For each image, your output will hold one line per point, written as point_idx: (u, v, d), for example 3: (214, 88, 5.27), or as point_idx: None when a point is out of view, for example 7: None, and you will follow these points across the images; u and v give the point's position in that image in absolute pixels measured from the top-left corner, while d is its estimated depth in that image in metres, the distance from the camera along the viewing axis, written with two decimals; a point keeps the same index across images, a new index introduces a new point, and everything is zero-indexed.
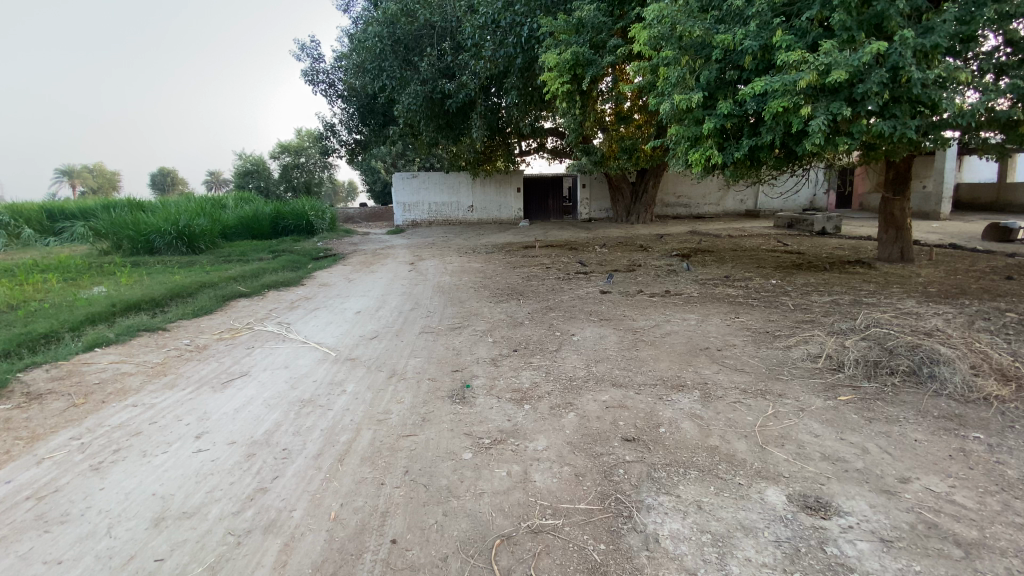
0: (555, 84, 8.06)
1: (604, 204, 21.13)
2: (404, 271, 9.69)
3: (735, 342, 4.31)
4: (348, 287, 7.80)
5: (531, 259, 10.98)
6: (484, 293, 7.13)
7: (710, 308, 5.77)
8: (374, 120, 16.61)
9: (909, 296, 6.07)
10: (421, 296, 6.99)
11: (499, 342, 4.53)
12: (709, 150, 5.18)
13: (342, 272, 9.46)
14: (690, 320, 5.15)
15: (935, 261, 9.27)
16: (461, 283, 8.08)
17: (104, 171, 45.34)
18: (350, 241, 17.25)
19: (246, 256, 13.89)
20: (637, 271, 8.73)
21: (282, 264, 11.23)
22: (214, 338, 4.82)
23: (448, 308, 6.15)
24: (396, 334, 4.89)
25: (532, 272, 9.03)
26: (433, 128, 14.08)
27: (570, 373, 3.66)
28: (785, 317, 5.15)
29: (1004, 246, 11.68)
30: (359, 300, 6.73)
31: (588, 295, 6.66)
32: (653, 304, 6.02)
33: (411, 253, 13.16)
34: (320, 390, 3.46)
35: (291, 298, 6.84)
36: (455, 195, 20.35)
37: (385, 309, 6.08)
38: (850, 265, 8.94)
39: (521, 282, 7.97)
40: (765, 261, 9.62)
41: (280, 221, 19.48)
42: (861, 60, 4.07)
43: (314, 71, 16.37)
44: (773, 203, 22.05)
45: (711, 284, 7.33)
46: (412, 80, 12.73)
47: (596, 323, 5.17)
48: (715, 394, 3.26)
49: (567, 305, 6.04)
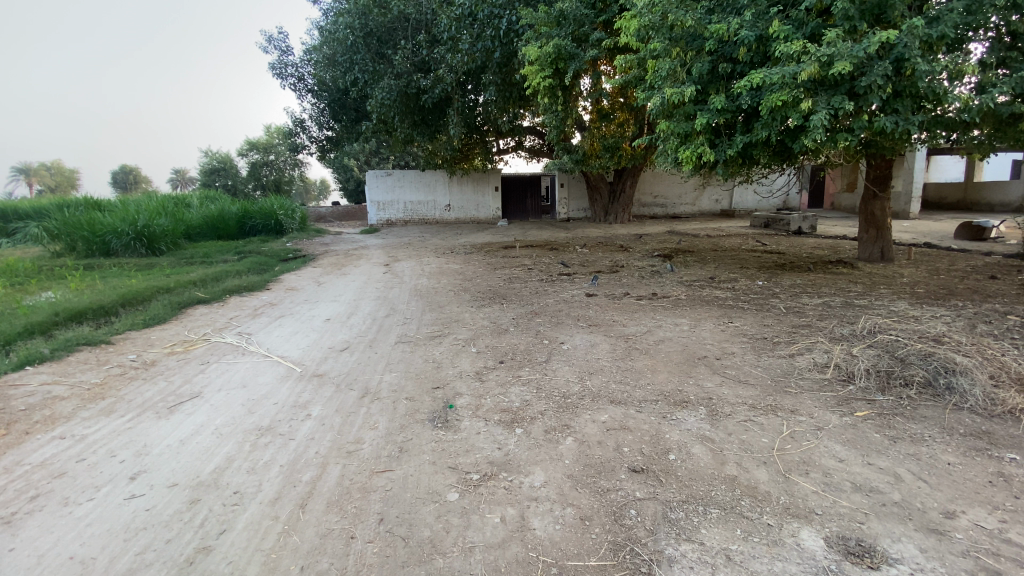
0: (536, 78, 7.70)
1: (583, 203, 20.95)
2: (379, 274, 9.23)
3: (734, 350, 4.06)
4: (318, 291, 7.32)
5: (511, 260, 10.64)
6: (464, 297, 6.77)
7: (701, 311, 5.54)
8: (345, 115, 16.15)
9: (900, 297, 5.97)
10: (397, 300, 6.58)
11: (484, 352, 4.19)
12: (700, 148, 4.93)
13: (313, 274, 8.95)
14: (683, 325, 4.88)
15: (914, 260, 9.32)
16: (439, 286, 7.69)
17: (60, 168, 43.18)
18: (321, 242, 16.60)
19: (210, 258, 13.16)
20: (621, 272, 8.48)
21: (248, 266, 10.63)
22: (165, 352, 4.32)
23: (426, 313, 5.76)
24: (370, 344, 4.50)
25: (513, 274, 8.69)
26: (408, 125, 13.60)
27: (564, 387, 3.34)
28: (780, 321, 4.94)
29: (976, 245, 11.89)
30: (329, 306, 6.27)
31: (573, 298, 6.36)
32: (642, 308, 5.75)
33: (387, 254, 12.67)
34: (281, 414, 3.06)
35: (255, 304, 6.33)
36: (431, 193, 19.87)
37: (358, 316, 5.65)
38: (832, 265, 8.89)
39: (502, 285, 7.63)
40: (748, 261, 9.51)
41: (247, 221, 18.67)
42: (864, 52, 3.89)
43: (283, 64, 15.66)
44: (748, 203, 22.25)
45: (697, 285, 7.13)
46: (386, 74, 12.24)
47: (585, 330, 4.86)
48: (722, 410, 2.98)
49: (552, 310, 5.72)
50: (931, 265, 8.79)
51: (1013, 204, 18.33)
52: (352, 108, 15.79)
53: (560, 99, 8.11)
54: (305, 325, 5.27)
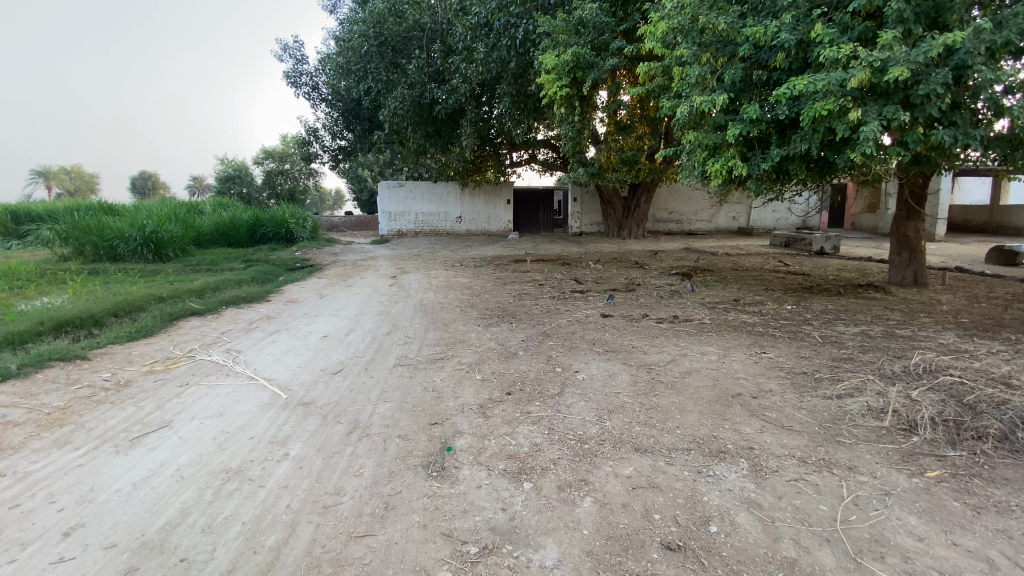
0: (552, 87, 7.36)
1: (596, 218, 20.57)
2: (385, 286, 8.90)
3: (770, 387, 3.61)
4: (319, 304, 6.97)
5: (521, 275, 10.27)
6: (471, 314, 6.38)
7: (728, 338, 5.10)
8: (359, 124, 16.04)
9: (945, 328, 5.47)
10: (401, 316, 6.21)
11: (489, 380, 3.78)
12: (732, 160, 4.53)
13: (316, 286, 8.63)
14: (710, 355, 4.44)
15: (949, 286, 8.78)
16: (446, 302, 7.32)
17: (82, 172, 43.91)
18: (330, 251, 16.38)
19: (216, 265, 12.96)
20: (638, 291, 8.05)
21: (252, 276, 10.36)
22: (143, 371, 3.97)
23: (431, 332, 5.38)
24: (366, 367, 4.11)
25: (524, 290, 8.31)
26: (421, 135, 13.38)
27: (581, 428, 2.92)
28: (818, 352, 4.47)
29: (1011, 270, 11.29)
30: (328, 321, 5.92)
31: (587, 319, 5.95)
32: (662, 333, 5.32)
33: (395, 265, 12.35)
34: (255, 452, 2.67)
35: (251, 318, 5.99)
36: (442, 205, 19.64)
37: (356, 333, 5.29)
38: (863, 290, 8.37)
39: (512, 302, 7.23)
40: (772, 283, 9.02)
41: (258, 229, 18.56)
42: (922, 57, 3.48)
43: (297, 73, 15.60)
44: (766, 221, 21.70)
45: (720, 308, 6.68)
46: (399, 84, 12.05)
47: (602, 357, 4.43)
48: (767, 465, 2.55)
49: (566, 332, 5.31)
50: (970, 292, 8.24)
51: None
52: (365, 116, 15.68)
53: (576, 110, 7.77)
54: (300, 343, 4.91)
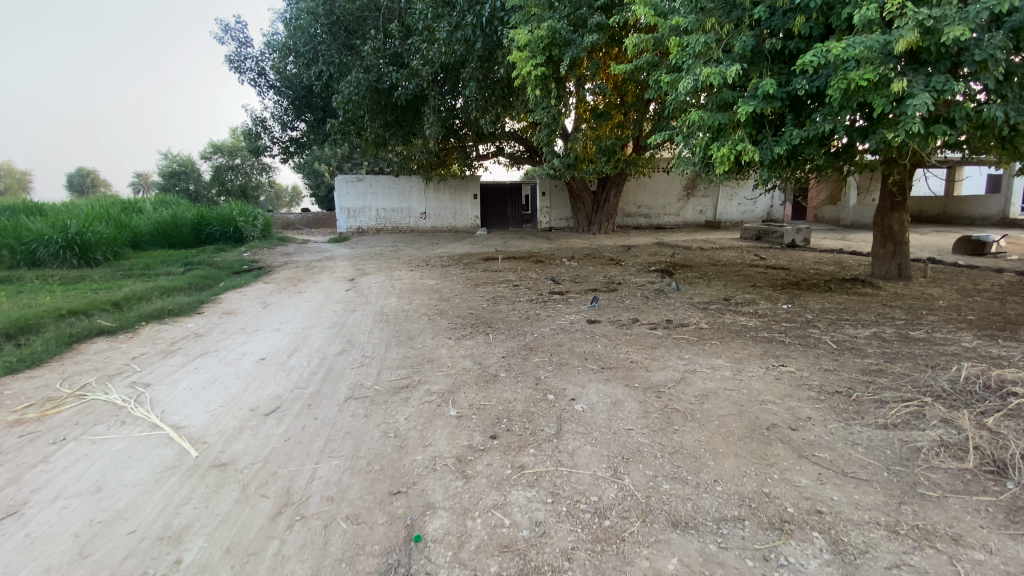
0: (525, 65, 6.57)
1: (565, 212, 19.98)
2: (341, 291, 7.96)
3: (808, 414, 3.00)
4: (262, 316, 6.02)
5: (493, 275, 9.52)
6: (440, 323, 5.59)
7: (734, 346, 4.51)
8: (312, 113, 14.92)
9: (957, 328, 5.07)
10: (357, 329, 5.35)
11: (468, 417, 3.01)
12: (742, 144, 3.92)
13: (260, 293, 7.60)
14: (722, 371, 3.81)
15: (931, 278, 8.56)
16: (411, 309, 6.47)
17: (12, 169, 40.15)
18: (283, 251, 15.16)
19: (151, 270, 11.63)
20: (620, 291, 7.44)
21: (189, 282, 9.21)
22: (9, 420, 3.02)
23: (394, 349, 4.56)
24: (309, 403, 3.29)
25: (497, 293, 7.56)
26: (380, 125, 12.36)
27: (594, 492, 2.21)
28: (841, 364, 3.92)
29: (977, 260, 11.36)
30: (269, 338, 5.03)
31: (573, 327, 5.25)
32: (661, 341, 4.67)
33: (353, 266, 11.34)
34: (130, 561, 1.83)
35: (173, 337, 5.01)
36: (405, 200, 18.62)
37: (302, 353, 4.44)
38: (850, 284, 8.04)
39: (486, 307, 6.47)
40: (756, 279, 8.60)
41: (203, 228, 17.08)
42: (978, 18, 2.92)
43: (241, 56, 14.25)
44: (732, 214, 21.68)
45: (712, 308, 6.12)
46: (354, 67, 11.01)
47: (599, 377, 3.73)
48: (852, 543, 1.90)
49: (553, 344, 4.59)
50: (954, 284, 8.03)
51: (994, 217, 18.23)
52: (318, 104, 14.59)
53: (552, 94, 7.03)
54: (229, 370, 4.01)
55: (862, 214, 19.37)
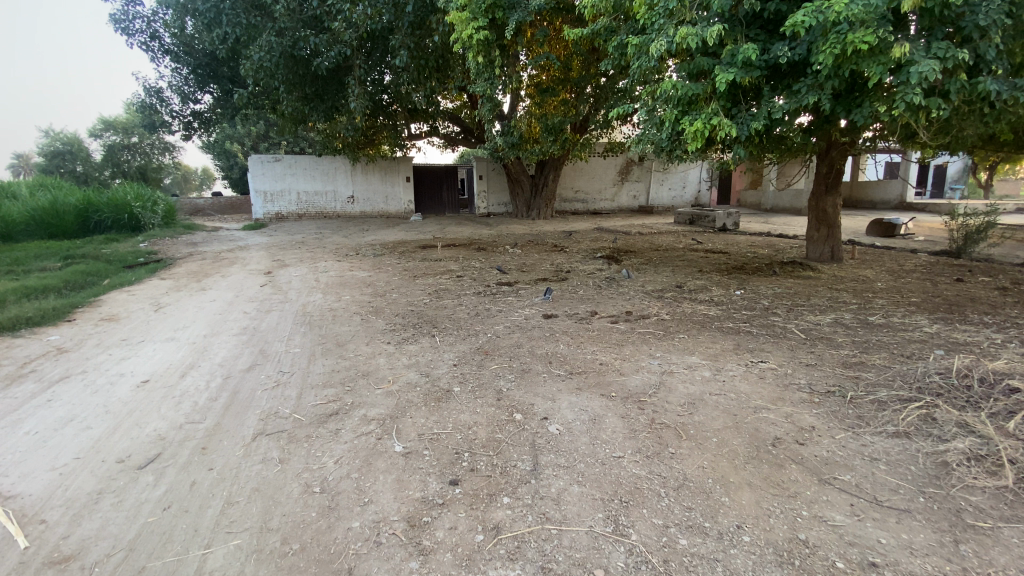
0: (465, 28, 5.82)
1: (503, 197, 19.37)
2: (255, 286, 6.91)
3: (810, 424, 2.66)
4: (151, 322, 4.96)
5: (432, 264, 8.79)
6: (376, 323, 4.84)
7: (703, 338, 4.17)
8: (217, 83, 13.21)
9: (908, 311, 5.07)
10: (274, 335, 4.50)
11: (420, 454, 2.38)
12: (718, 118, 3.51)
13: (154, 292, 6.40)
14: (701, 370, 3.40)
15: (860, 260, 8.81)
16: (340, 306, 5.64)
17: None
18: (189, 240, 13.42)
19: (19, 265, 9.76)
20: (571, 280, 7.00)
21: (64, 279, 7.67)
22: None
23: (320, 359, 3.81)
24: (203, 447, 2.52)
25: (439, 284, 6.89)
26: (297, 98, 11.07)
27: (597, 563, 1.70)
28: (820, 357, 3.66)
29: (890, 241, 12.09)
30: (159, 351, 4.08)
31: (528, 323, 4.68)
32: (626, 335, 4.22)
33: (272, 256, 10.11)
34: None
35: (26, 356, 3.92)
36: (329, 182, 17.19)
37: (199, 372, 3.57)
38: (789, 267, 7.98)
39: (428, 302, 5.78)
40: (700, 262, 8.47)
41: (91, 214, 14.81)
42: None
43: (127, 15, 12.18)
44: (664, 199, 22.04)
45: (669, 296, 5.79)
46: (265, 29, 9.67)
47: (568, 385, 3.19)
48: None
49: (509, 345, 4.02)
50: (882, 266, 8.31)
51: (893, 201, 19.80)
52: (225, 74, 12.92)
53: (495, 62, 6.33)
54: (97, 400, 3.10)
55: (780, 198, 20.34)
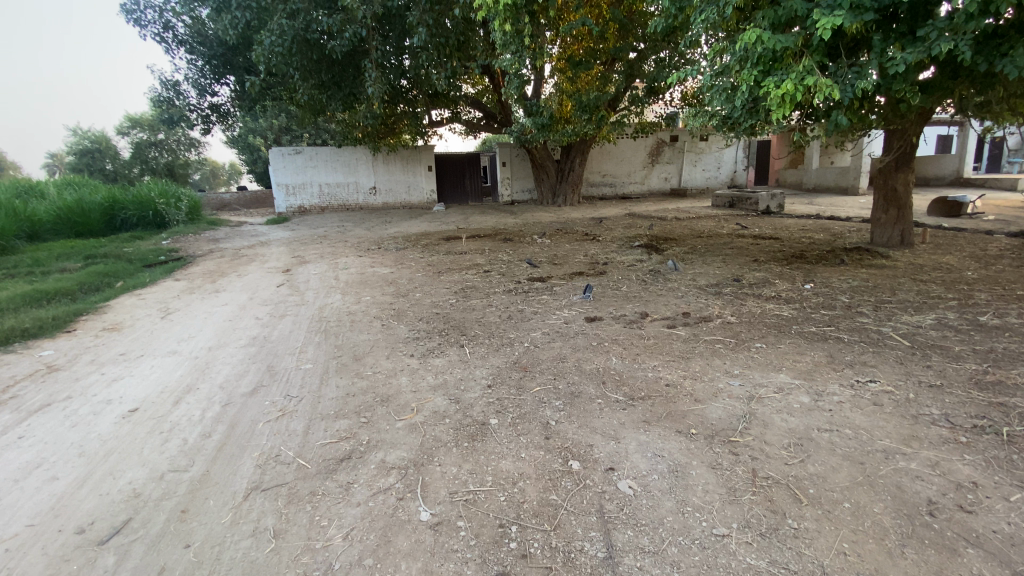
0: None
1: (527, 183, 18.64)
2: (271, 287, 6.47)
3: (969, 480, 2.00)
4: (155, 332, 4.53)
5: (457, 258, 8.23)
6: (398, 330, 4.31)
7: (784, 347, 3.49)
8: (234, 74, 12.86)
9: (1022, 308, 4.27)
10: (285, 347, 3.99)
11: (455, 527, 1.82)
12: (814, 77, 2.84)
13: (165, 296, 6.01)
14: (796, 396, 2.74)
15: (933, 243, 7.86)
16: (359, 310, 5.13)
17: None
18: (211, 237, 13.18)
19: (41, 266, 9.61)
20: (610, 273, 6.33)
21: (78, 282, 7.39)
22: None
23: (334, 378, 3.28)
24: (183, 509, 2.02)
25: (466, 282, 6.33)
26: (313, 85, 10.61)
27: None
28: (942, 375, 2.96)
29: (958, 221, 10.96)
30: (157, 368, 3.62)
31: (569, 329, 4.04)
32: (689, 346, 3.56)
33: (291, 252, 9.72)
34: None
35: (13, 376, 3.53)
36: (350, 173, 16.78)
37: (196, 397, 3.09)
38: (856, 253, 7.10)
39: (455, 303, 5.22)
40: (751, 251, 7.67)
41: (117, 212, 14.74)
42: None
43: (138, 5, 11.87)
44: (697, 180, 20.93)
45: (728, 292, 5.07)
46: (277, 11, 9.19)
47: (631, 416, 2.57)
48: None
49: (553, 359, 3.40)
50: (961, 250, 7.37)
51: (948, 177, 18.24)
52: (241, 63, 12.54)
53: (524, 32, 5.61)
54: (73, 439, 2.64)
55: (823, 177, 18.86)
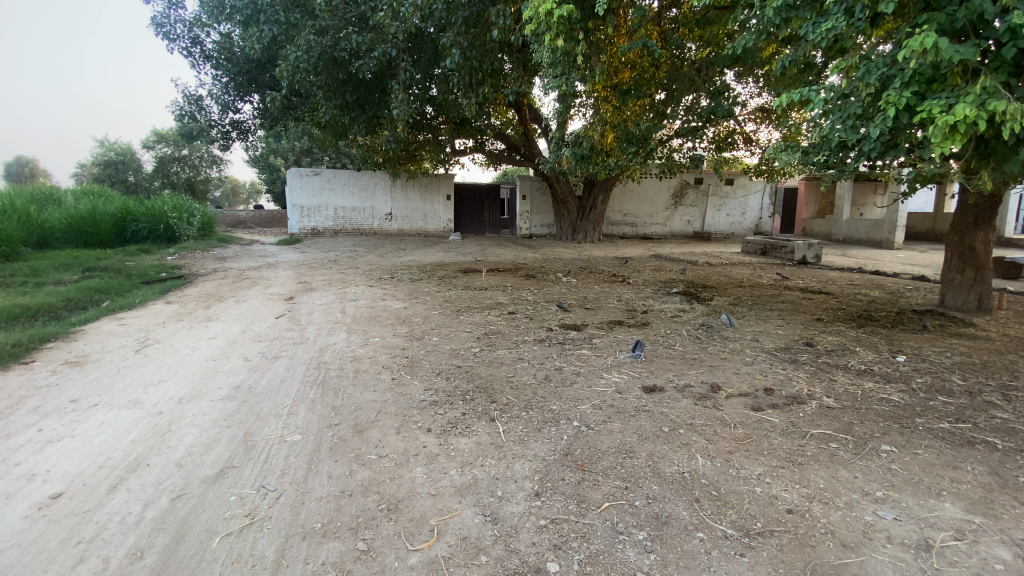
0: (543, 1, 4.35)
1: (547, 218, 18.04)
2: (270, 318, 5.75)
3: None
4: (123, 371, 3.76)
5: (477, 295, 7.48)
6: (411, 389, 3.50)
7: (924, 455, 2.63)
8: (259, 91, 12.57)
9: None
10: (271, 405, 3.18)
11: None
12: (999, 99, 2.42)
13: (150, 323, 5.28)
14: (990, 548, 1.91)
15: (1012, 311, 6.95)
16: (366, 355, 4.35)
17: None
18: (218, 255, 12.60)
19: (35, 276, 9.00)
20: (655, 324, 5.51)
21: (63, 297, 6.71)
22: None
23: (325, 462, 2.47)
24: None
25: (488, 325, 5.55)
26: (337, 105, 10.16)
27: None
28: None
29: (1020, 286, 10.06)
30: (105, 426, 2.83)
31: (626, 404, 3.18)
32: (794, 447, 2.71)
33: (297, 277, 9.05)
34: None
35: None
36: (367, 198, 16.34)
37: (141, 481, 2.28)
38: (931, 318, 6.25)
39: (480, 353, 4.43)
40: (808, 307, 6.82)
41: (128, 224, 14.30)
42: None
43: (167, 18, 11.67)
44: (721, 225, 20.23)
45: (808, 362, 4.22)
46: (306, 27, 8.83)
47: (758, 573, 1.76)
48: None
49: (617, 450, 2.57)
50: None
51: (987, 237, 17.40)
52: (266, 81, 12.24)
53: (577, 51, 4.94)
54: None
55: (855, 229, 17.90)
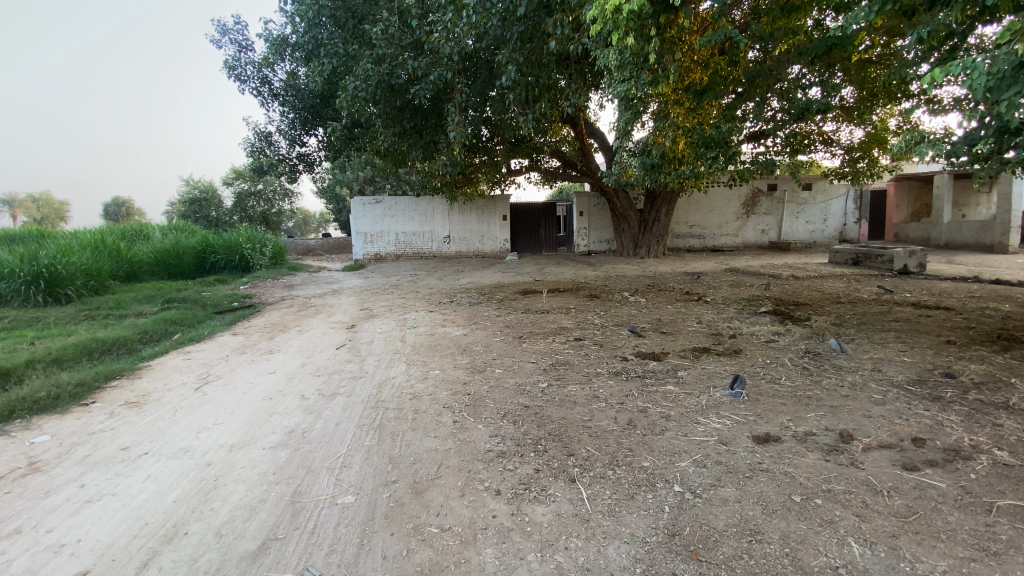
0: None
1: (607, 234, 17.41)
2: (331, 349, 5.59)
3: None
4: (180, 413, 3.61)
5: (541, 319, 7.05)
6: (477, 435, 3.09)
7: None
8: (322, 124, 13.02)
9: None
10: (323, 455, 2.86)
11: None
12: None
13: (214, 357, 5.25)
14: None
15: None
16: (427, 392, 4.00)
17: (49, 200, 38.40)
18: (286, 283, 13.03)
19: (122, 308, 9.56)
20: (748, 351, 4.81)
21: (140, 329, 6.94)
22: None
23: (379, 536, 2.09)
24: None
25: (557, 354, 5.09)
26: (394, 131, 10.24)
27: None
28: None
29: None
30: (151, 481, 2.61)
31: (736, 459, 2.61)
32: (980, 528, 2.04)
33: (359, 303, 9.04)
34: None
35: None
36: (426, 222, 16.46)
37: (175, 557, 2.00)
38: None
39: (551, 389, 3.97)
40: (928, 326, 5.82)
41: (208, 255, 15.14)
42: None
43: (239, 61, 12.35)
44: (799, 233, 18.76)
45: (956, 400, 3.42)
46: (364, 57, 8.95)
47: None
48: None
49: (739, 531, 2.03)
50: None
51: None
52: (329, 114, 12.66)
53: (650, 50, 4.47)
54: None
55: (958, 232, 15.88)
